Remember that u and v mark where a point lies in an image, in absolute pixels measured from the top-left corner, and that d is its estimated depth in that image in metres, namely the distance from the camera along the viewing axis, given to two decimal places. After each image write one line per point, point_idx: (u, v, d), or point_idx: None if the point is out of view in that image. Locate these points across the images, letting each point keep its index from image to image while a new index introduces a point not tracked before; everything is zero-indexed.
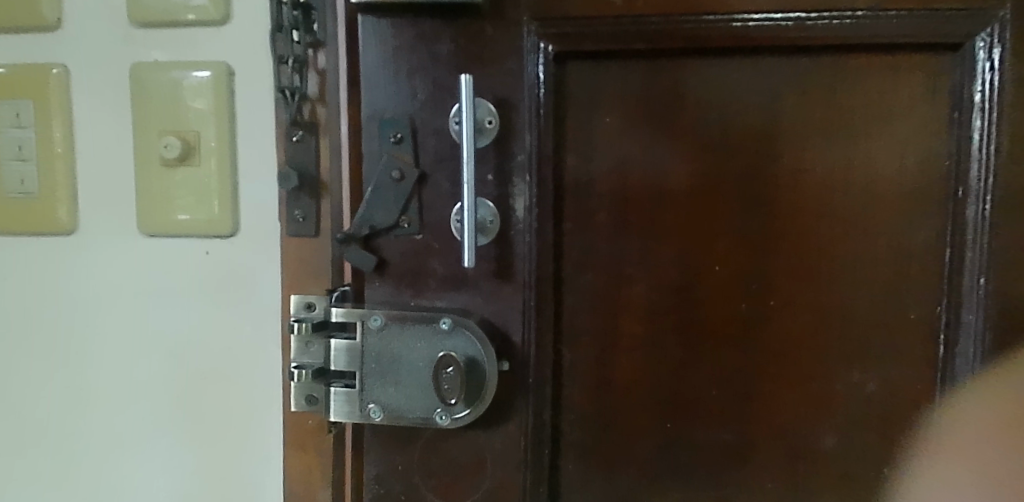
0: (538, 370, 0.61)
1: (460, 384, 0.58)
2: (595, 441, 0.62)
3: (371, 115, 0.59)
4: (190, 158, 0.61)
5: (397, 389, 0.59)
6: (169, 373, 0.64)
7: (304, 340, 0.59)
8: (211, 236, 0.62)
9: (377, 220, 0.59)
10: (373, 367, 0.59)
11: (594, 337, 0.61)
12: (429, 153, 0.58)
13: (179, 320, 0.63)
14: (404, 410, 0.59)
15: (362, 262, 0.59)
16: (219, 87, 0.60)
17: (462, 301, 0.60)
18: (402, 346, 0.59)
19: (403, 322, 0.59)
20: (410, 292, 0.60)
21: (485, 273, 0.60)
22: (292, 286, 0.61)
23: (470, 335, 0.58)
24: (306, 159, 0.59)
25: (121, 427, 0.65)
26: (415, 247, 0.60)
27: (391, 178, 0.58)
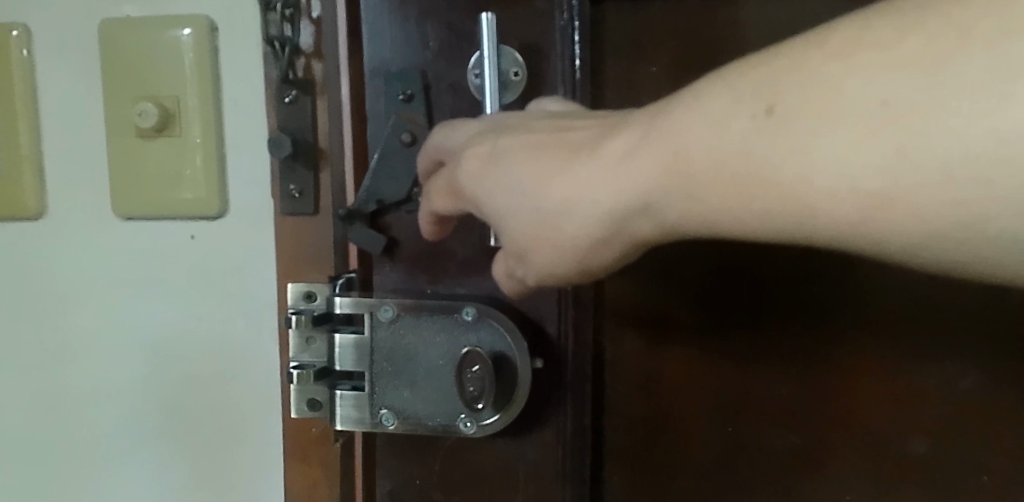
0: (576, 368, 0.52)
1: (488, 385, 0.48)
2: (641, 447, 0.54)
3: (373, 68, 0.50)
4: (169, 128, 0.53)
5: (412, 392, 0.51)
6: (155, 374, 0.56)
7: (304, 337, 0.51)
8: (195, 217, 0.54)
9: (387, 194, 0.50)
10: (384, 367, 0.51)
11: (640, 326, 0.53)
12: (443, 113, 0.50)
13: (163, 313, 0.56)
14: (421, 417, 0.51)
15: (370, 242, 0.50)
16: (201, 47, 0.52)
17: (487, 288, 0.52)
18: (417, 340, 0.50)
19: (418, 313, 0.50)
20: (426, 277, 0.52)
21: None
22: (288, 272, 0.52)
23: (498, 326, 0.49)
24: (301, 123, 0.50)
25: (101, 437, 0.57)
26: None
27: (400, 142, 0.49)
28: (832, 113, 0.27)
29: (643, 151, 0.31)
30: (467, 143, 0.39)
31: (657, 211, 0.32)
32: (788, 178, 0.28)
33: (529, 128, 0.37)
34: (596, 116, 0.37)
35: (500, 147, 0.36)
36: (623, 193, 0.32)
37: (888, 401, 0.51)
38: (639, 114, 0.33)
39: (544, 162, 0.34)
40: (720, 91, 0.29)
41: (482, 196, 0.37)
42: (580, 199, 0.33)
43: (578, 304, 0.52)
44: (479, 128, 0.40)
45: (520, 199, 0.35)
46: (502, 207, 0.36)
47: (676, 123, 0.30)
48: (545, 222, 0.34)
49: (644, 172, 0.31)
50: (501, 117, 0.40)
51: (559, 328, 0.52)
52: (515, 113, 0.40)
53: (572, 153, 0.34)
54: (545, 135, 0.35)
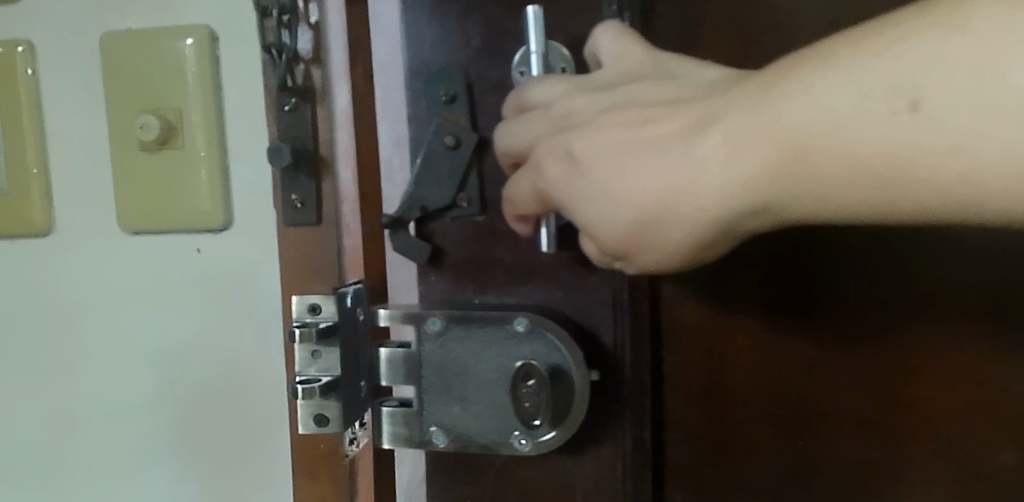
0: (634, 377, 0.51)
1: (546, 401, 0.48)
2: (702, 459, 0.53)
3: (412, 74, 0.50)
4: (172, 140, 0.52)
5: (463, 408, 0.50)
6: (165, 390, 0.56)
7: (312, 349, 0.49)
8: (200, 230, 0.53)
9: (431, 199, 0.49)
10: (434, 382, 0.50)
11: (697, 333, 0.52)
12: (488, 114, 0.49)
13: (172, 329, 0.55)
14: (474, 434, 0.51)
15: (416, 253, 0.50)
16: (202, 57, 0.51)
17: (536, 297, 0.51)
18: (467, 355, 0.50)
19: (466, 324, 0.50)
20: (470, 288, 0.52)
21: (563, 262, 0.50)
22: (293, 284, 0.50)
23: (551, 340, 0.48)
24: (302, 132, 0.48)
25: (113, 454, 0.57)
26: (477, 231, 0.51)
27: (443, 145, 0.49)
28: (978, 109, 0.26)
29: (755, 148, 0.30)
30: (545, 147, 0.37)
31: (779, 211, 0.31)
32: (950, 177, 0.27)
33: (604, 118, 0.35)
34: (668, 97, 0.35)
35: (580, 155, 0.35)
36: (739, 193, 0.31)
37: (966, 411, 0.49)
38: (734, 97, 0.31)
39: (632, 163, 0.33)
40: (843, 84, 0.28)
41: (572, 206, 0.36)
42: (690, 203, 0.31)
43: (634, 313, 0.51)
44: (551, 125, 0.38)
45: (617, 209, 0.33)
46: (596, 216, 0.34)
47: (789, 118, 0.29)
48: (646, 231, 0.33)
49: (761, 171, 0.30)
50: (565, 108, 0.38)
51: (615, 338, 0.50)
52: (576, 97, 0.38)
53: (662, 150, 0.32)
54: (618, 135, 0.34)
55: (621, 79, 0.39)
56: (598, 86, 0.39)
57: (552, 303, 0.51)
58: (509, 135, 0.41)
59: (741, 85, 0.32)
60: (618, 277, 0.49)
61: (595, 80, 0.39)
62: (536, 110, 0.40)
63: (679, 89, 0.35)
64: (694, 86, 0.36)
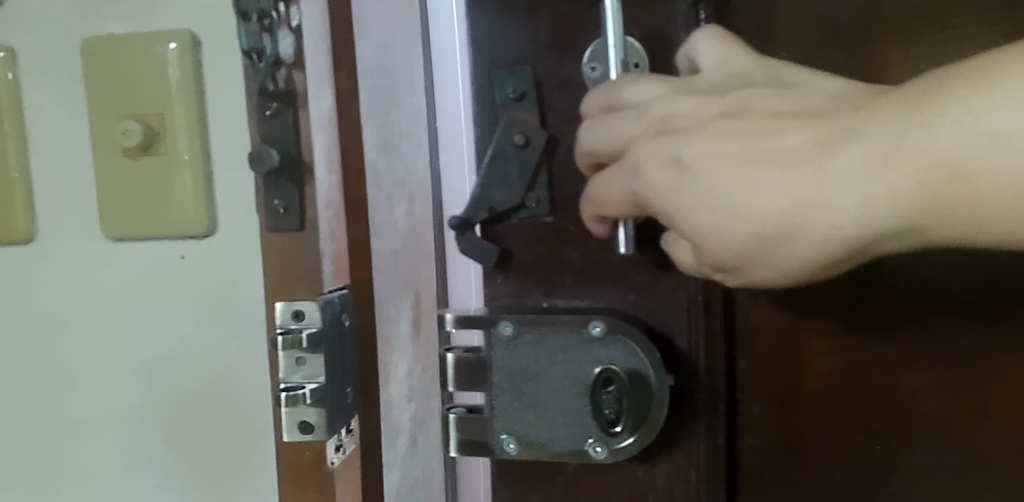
0: (708, 383, 0.51)
1: (627, 404, 0.48)
2: (777, 467, 0.52)
3: (479, 83, 0.50)
4: (155, 146, 0.51)
5: (536, 414, 0.50)
6: (151, 398, 0.55)
7: (296, 357, 0.48)
8: (185, 236, 0.53)
9: (501, 201, 0.49)
10: (505, 387, 0.50)
11: (773, 341, 0.51)
12: (558, 110, 0.49)
13: (157, 336, 0.54)
14: (547, 441, 0.50)
15: (481, 255, 0.50)
16: (184, 62, 0.51)
17: (607, 299, 0.50)
18: (540, 360, 0.49)
19: (538, 326, 0.49)
20: (534, 288, 0.51)
21: (637, 264, 0.50)
22: (278, 290, 0.50)
23: (630, 344, 0.48)
24: (285, 136, 0.48)
25: (99, 463, 0.56)
26: (544, 232, 0.50)
27: (513, 145, 0.49)
28: None
29: (903, 169, 0.31)
30: (647, 149, 0.38)
31: (920, 232, 0.33)
32: None
33: (714, 126, 0.36)
34: (790, 106, 0.36)
35: (695, 161, 0.36)
36: (882, 213, 0.32)
37: None
38: (875, 117, 0.32)
39: (757, 175, 0.34)
40: (1005, 103, 0.30)
41: (677, 212, 0.37)
42: (825, 220, 0.33)
43: (708, 316, 0.50)
44: (648, 128, 0.39)
45: (735, 220, 0.35)
46: (707, 228, 0.36)
47: (940, 143, 0.31)
48: (771, 242, 0.35)
49: (909, 191, 0.32)
50: (664, 109, 0.39)
51: (687, 341, 0.50)
52: (675, 100, 0.39)
53: (791, 163, 0.34)
54: (739, 147, 0.35)
55: (726, 83, 0.39)
56: (705, 90, 0.39)
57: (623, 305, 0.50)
58: (602, 132, 0.42)
59: (881, 102, 0.33)
60: (691, 283, 0.49)
61: (696, 83, 0.40)
62: (631, 110, 0.41)
63: (801, 100, 0.36)
64: (812, 96, 0.36)
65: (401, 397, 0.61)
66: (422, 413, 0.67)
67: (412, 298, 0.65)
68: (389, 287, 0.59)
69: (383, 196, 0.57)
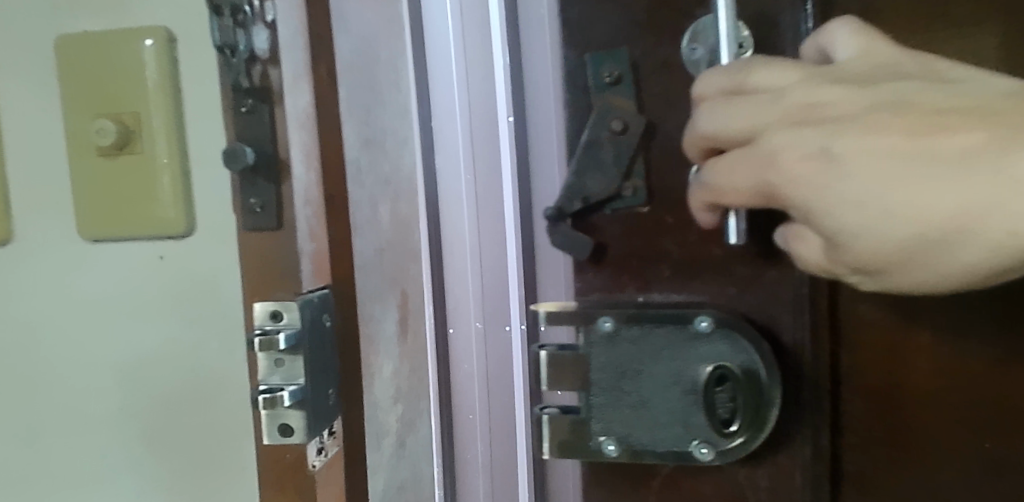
0: (812, 380, 0.46)
1: (741, 404, 0.45)
2: (885, 470, 0.46)
3: (570, 68, 0.46)
4: (131, 145, 0.50)
5: (633, 412, 0.47)
6: (129, 402, 0.54)
7: (274, 358, 0.47)
8: (163, 237, 0.52)
9: (595, 190, 0.46)
10: (606, 384, 0.47)
11: (879, 331, 0.45)
12: (654, 94, 0.45)
13: (135, 338, 0.54)
14: (648, 444, 0.47)
15: (576, 247, 0.46)
16: (159, 59, 0.50)
17: (707, 295, 0.46)
18: (641, 357, 0.47)
19: (642, 322, 0.47)
20: (624, 280, 0.48)
21: (740, 255, 0.46)
22: (256, 290, 0.49)
23: (743, 341, 0.45)
24: (260, 133, 0.46)
25: (77, 468, 0.56)
26: (638, 222, 0.47)
27: (610, 131, 0.45)
28: None
29: None
30: (782, 139, 0.35)
31: None
32: None
33: (868, 117, 0.34)
34: (954, 101, 0.33)
35: (844, 156, 0.33)
36: None
37: None
38: None
39: (925, 177, 0.32)
40: None
41: (816, 209, 0.34)
42: (1001, 225, 0.32)
43: (815, 306, 0.45)
44: (778, 115, 0.36)
45: (893, 218, 0.33)
46: (855, 227, 0.34)
47: None
48: (935, 247, 0.33)
49: None
50: (804, 97, 0.36)
51: (792, 337, 0.46)
52: (817, 87, 0.36)
53: (968, 164, 0.32)
54: (909, 145, 0.33)
55: (872, 70, 0.36)
56: (851, 77, 0.36)
57: (724, 302, 0.46)
58: (733, 116, 0.38)
59: None
60: (796, 274, 0.45)
61: (834, 68, 0.37)
62: (757, 95, 0.38)
63: (967, 93, 0.34)
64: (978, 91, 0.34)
65: (388, 397, 0.60)
66: (410, 414, 0.67)
67: (398, 297, 0.64)
68: (372, 286, 0.58)
69: (365, 195, 0.56)
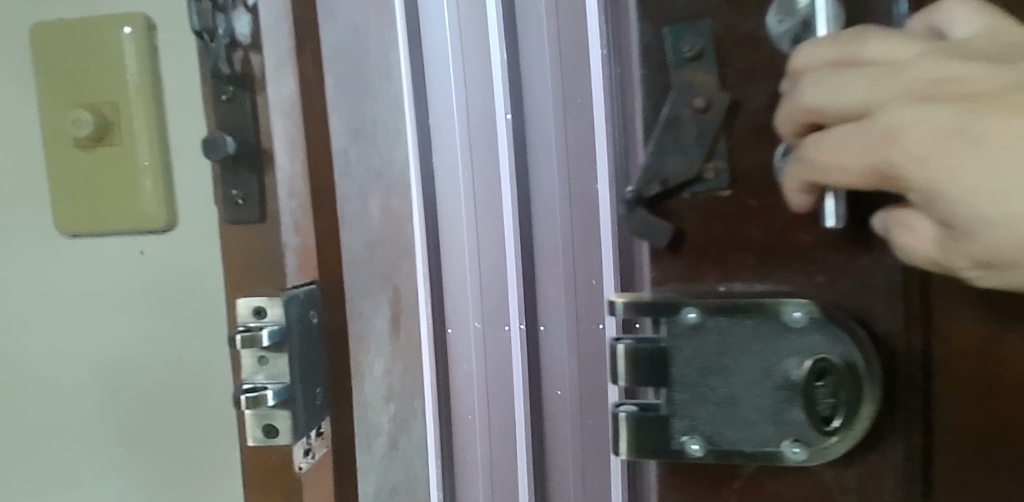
0: (908, 388, 0.39)
1: (844, 399, 0.39)
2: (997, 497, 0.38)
3: (646, 42, 0.41)
4: (108, 137, 0.48)
5: (708, 413, 0.41)
6: (110, 402, 0.53)
7: (257, 356, 0.46)
8: (144, 232, 0.50)
9: (674, 172, 0.40)
10: (693, 378, 0.41)
11: (972, 337, 0.37)
12: (739, 68, 0.39)
13: (116, 336, 0.52)
14: (729, 444, 0.41)
15: (652, 234, 0.41)
16: (140, 48, 0.48)
17: (797, 285, 0.40)
18: (724, 346, 0.41)
19: (729, 313, 0.41)
20: (689, 270, 0.42)
21: (840, 239, 0.39)
22: (239, 286, 0.47)
23: (848, 330, 0.39)
24: (242, 122, 0.44)
25: (57, 471, 0.54)
26: (715, 210, 0.41)
27: (691, 109, 0.39)
28: None
29: None
30: (902, 113, 0.31)
31: None
32: None
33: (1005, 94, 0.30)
34: None
35: (971, 136, 0.30)
36: None
37: None
38: None
39: None
40: None
41: (939, 194, 0.31)
42: None
43: (908, 302, 0.38)
44: (894, 91, 0.32)
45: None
46: (970, 218, 0.30)
47: None
48: None
49: None
50: (928, 72, 0.32)
51: (885, 327, 0.39)
52: (946, 61, 0.32)
53: None
54: None
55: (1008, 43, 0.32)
56: (980, 53, 0.32)
57: (810, 291, 0.40)
58: (834, 90, 0.34)
59: None
60: (890, 261, 0.38)
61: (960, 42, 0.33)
62: (872, 68, 0.33)
63: None
64: None
65: (380, 397, 0.58)
66: (403, 414, 0.65)
67: (390, 294, 0.63)
68: (363, 283, 0.56)
69: (355, 188, 0.54)
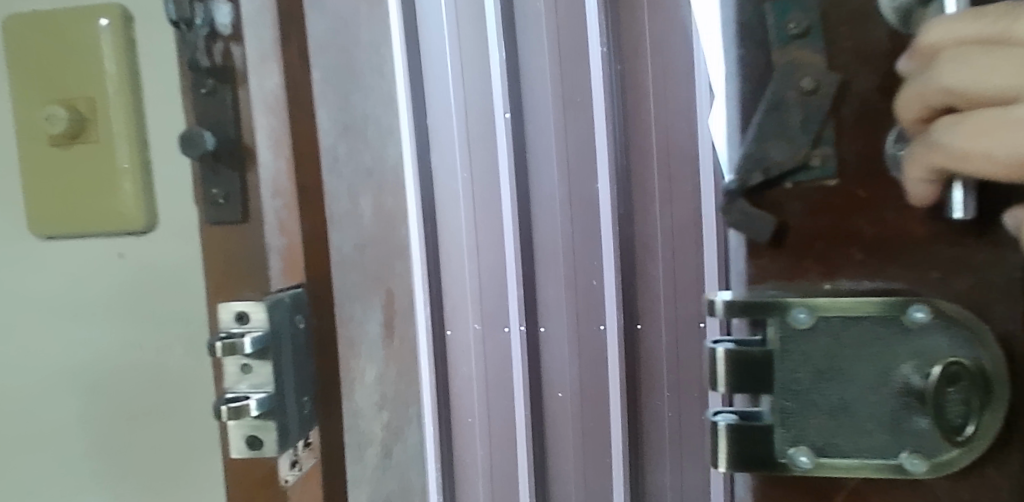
0: None
1: (977, 407, 0.32)
2: None
3: (745, 18, 0.34)
4: (84, 133, 0.46)
5: (817, 420, 0.34)
6: (87, 409, 0.51)
7: (239, 363, 0.43)
8: (122, 233, 0.48)
9: (777, 160, 0.34)
10: (805, 384, 0.34)
11: None
12: (853, 44, 0.33)
13: (94, 342, 0.50)
14: (840, 455, 0.34)
15: (747, 224, 0.34)
16: (117, 41, 0.46)
17: (915, 282, 0.34)
18: (834, 348, 0.34)
19: (845, 314, 0.34)
20: (791, 265, 0.35)
21: (966, 228, 0.33)
22: (221, 287, 0.44)
23: (979, 330, 0.32)
24: (223, 116, 0.42)
25: (33, 480, 0.52)
26: (822, 199, 0.34)
27: (797, 91, 0.33)
28: None
29: None
30: None
31: None
32: None
33: None
34: None
35: None
36: None
37: None
38: None
39: None
40: None
41: None
42: None
43: None
44: None
45: None
46: None
47: None
48: None
49: None
50: None
51: (1009, 328, 0.33)
52: None
53: None
54: None
55: None
56: None
57: (927, 290, 0.34)
58: (990, 70, 0.29)
59: None
60: (1009, 253, 0.32)
61: None
62: None
63: None
64: None
65: (372, 404, 0.56)
66: (396, 421, 0.63)
67: (383, 296, 0.60)
68: (353, 286, 0.53)
69: (344, 187, 0.52)
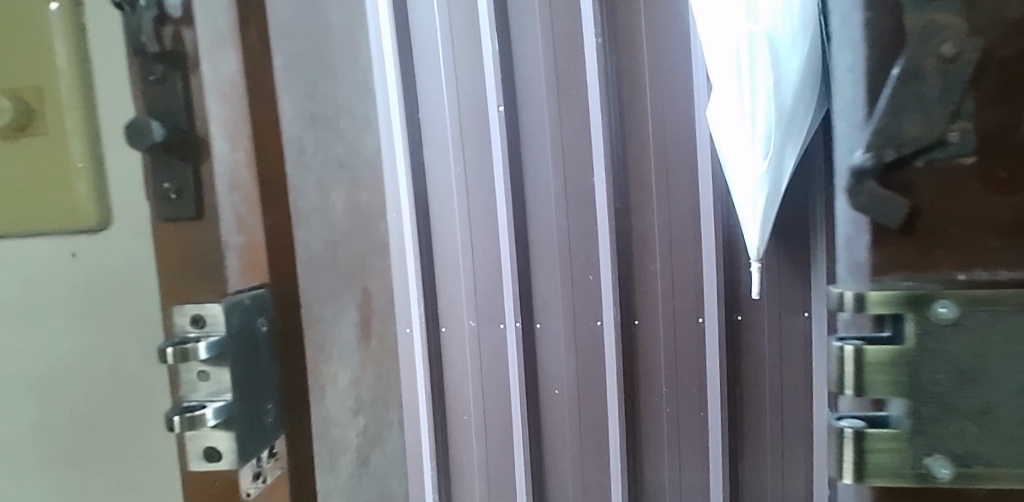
0: None
1: None
2: None
3: None
4: (31, 125, 0.43)
5: (953, 393, 0.30)
6: (52, 408, 0.52)
7: (195, 371, 0.40)
8: (74, 231, 0.46)
9: (912, 134, 0.30)
10: (946, 386, 0.30)
11: None
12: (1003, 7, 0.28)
13: (56, 343, 0.51)
14: (977, 432, 0.30)
15: (867, 212, 0.31)
16: (65, 26, 0.43)
17: None
18: (988, 338, 0.29)
19: (990, 306, 0.29)
20: (920, 256, 0.31)
21: None
22: (174, 291, 0.40)
23: None
24: (174, 106, 0.39)
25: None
26: (953, 179, 0.30)
27: (935, 58, 0.29)
28: None
29: None
30: None
31: None
32: None
33: None
34: None
35: None
36: None
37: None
38: None
39: None
40: None
41: None
42: None
43: None
44: None
45: None
46: None
47: None
48: None
49: None
50: None
51: None
52: None
53: None
54: None
55: None
56: None
57: None
58: None
59: None
60: None
61: None
62: None
63: None
64: None
65: (345, 410, 0.53)
66: (374, 426, 0.60)
67: (357, 294, 0.58)
68: (322, 286, 0.50)
69: (312, 181, 0.49)
